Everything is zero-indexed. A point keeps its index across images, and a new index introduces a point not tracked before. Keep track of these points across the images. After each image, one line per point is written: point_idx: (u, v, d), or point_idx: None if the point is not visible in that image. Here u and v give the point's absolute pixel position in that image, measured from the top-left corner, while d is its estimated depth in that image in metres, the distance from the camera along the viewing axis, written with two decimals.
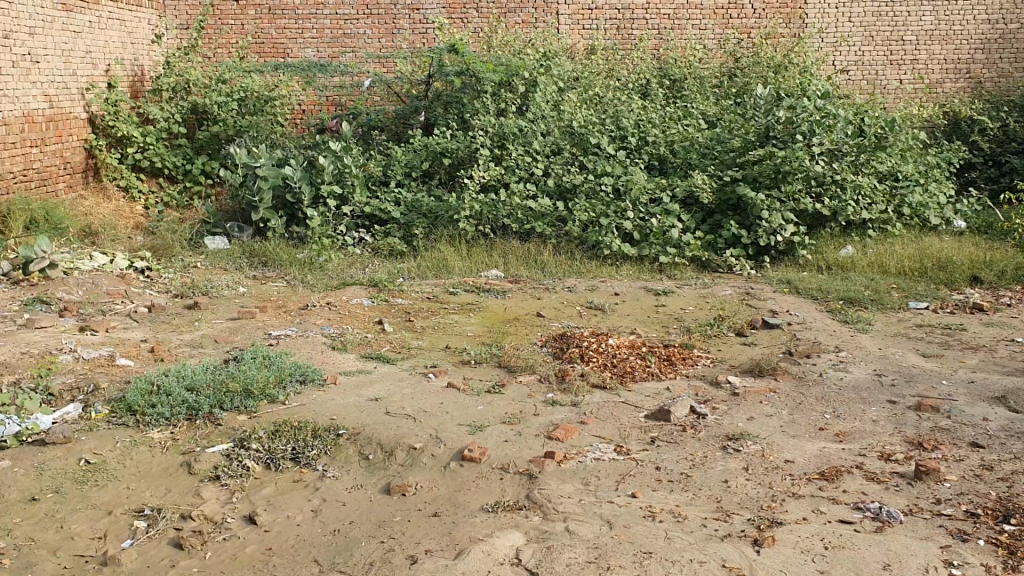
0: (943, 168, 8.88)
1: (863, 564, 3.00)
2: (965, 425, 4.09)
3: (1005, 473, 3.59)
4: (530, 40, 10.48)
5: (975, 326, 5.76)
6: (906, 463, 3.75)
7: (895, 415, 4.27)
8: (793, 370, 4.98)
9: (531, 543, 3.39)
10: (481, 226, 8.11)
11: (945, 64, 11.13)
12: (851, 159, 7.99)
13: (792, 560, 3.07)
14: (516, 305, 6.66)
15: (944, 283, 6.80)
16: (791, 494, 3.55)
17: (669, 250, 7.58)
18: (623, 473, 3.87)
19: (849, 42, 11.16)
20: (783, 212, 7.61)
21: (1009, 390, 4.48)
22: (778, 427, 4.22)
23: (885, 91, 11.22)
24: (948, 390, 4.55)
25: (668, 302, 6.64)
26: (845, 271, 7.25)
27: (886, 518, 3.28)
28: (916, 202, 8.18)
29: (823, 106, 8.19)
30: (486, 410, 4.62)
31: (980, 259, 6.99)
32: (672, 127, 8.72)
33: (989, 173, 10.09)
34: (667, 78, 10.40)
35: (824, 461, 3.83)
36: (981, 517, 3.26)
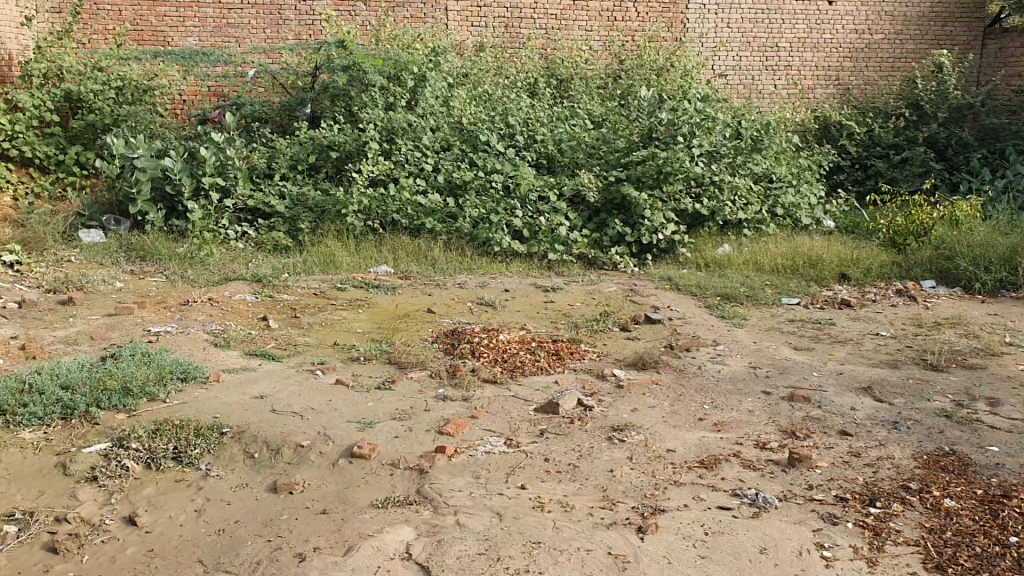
0: (813, 170, 9.30)
1: (741, 548, 3.13)
2: (834, 414, 4.30)
3: (871, 459, 3.77)
4: (419, 35, 10.45)
5: (842, 321, 6.06)
6: (780, 451, 3.93)
7: (769, 406, 4.46)
8: (675, 363, 5.14)
9: (421, 538, 3.40)
10: (369, 222, 8.04)
11: (816, 71, 11.67)
12: (729, 161, 8.31)
13: (674, 547, 3.18)
14: (405, 301, 6.65)
15: (814, 280, 7.11)
16: (673, 482, 3.68)
17: (557, 247, 7.68)
18: (513, 466, 3.93)
19: (726, 48, 11.55)
20: (665, 211, 7.84)
21: (874, 381, 4.73)
22: (660, 419, 4.35)
23: (761, 95, 11.66)
24: (818, 381, 4.78)
25: (556, 298, 6.74)
26: (722, 269, 7.51)
27: (762, 504, 3.43)
28: (789, 203, 8.54)
29: (703, 109, 8.47)
30: (375, 406, 4.61)
31: (848, 257, 7.34)
32: (559, 126, 8.86)
33: (855, 175, 10.60)
34: (554, 78, 10.52)
35: (703, 450, 3.97)
36: (850, 501, 3.41)
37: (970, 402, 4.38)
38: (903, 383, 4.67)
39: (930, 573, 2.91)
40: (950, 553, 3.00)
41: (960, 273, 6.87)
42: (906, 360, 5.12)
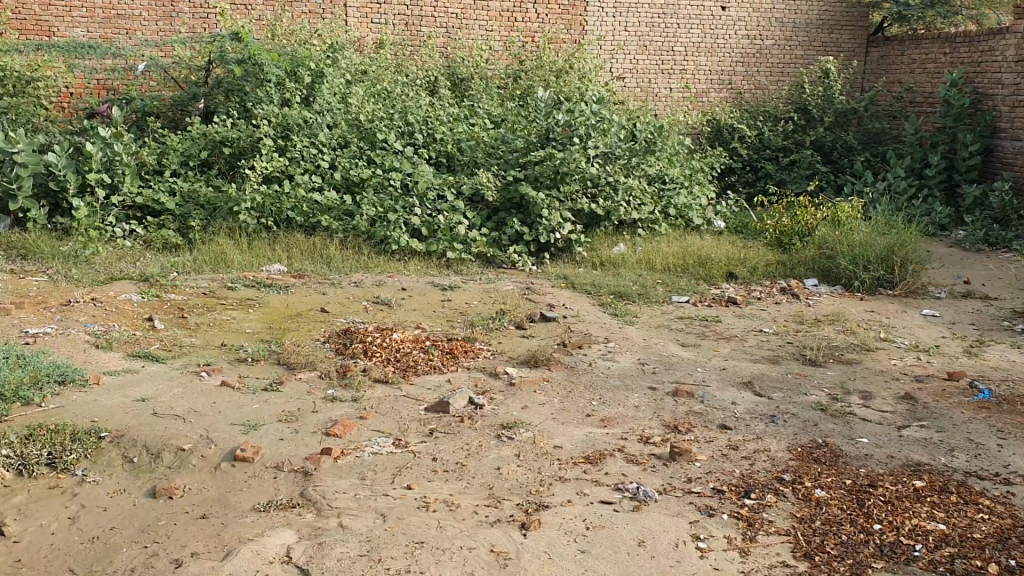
0: (706, 172, 9.52)
1: (620, 541, 3.17)
2: (716, 408, 4.40)
3: (748, 452, 3.87)
4: (316, 31, 10.27)
5: (728, 318, 6.22)
6: (662, 445, 4.00)
7: (655, 401, 4.54)
8: (566, 361, 5.18)
9: (302, 540, 3.34)
10: (263, 219, 7.86)
11: (709, 75, 11.98)
12: (623, 163, 8.45)
13: (555, 542, 3.19)
14: (298, 300, 6.53)
15: (704, 279, 7.27)
16: (558, 479, 3.70)
17: (456, 245, 7.66)
18: (400, 466, 3.86)
19: (624, 50, 11.67)
20: (562, 211, 7.90)
21: (755, 376, 4.87)
22: (549, 416, 4.37)
23: (657, 98, 11.87)
24: (703, 377, 4.89)
25: (453, 297, 6.73)
26: (616, 267, 7.61)
27: (643, 498, 3.49)
28: (681, 203, 8.73)
29: (599, 110, 8.60)
30: (261, 408, 4.51)
31: (736, 257, 7.54)
32: (459, 125, 8.83)
33: (746, 177, 10.89)
34: (453, 77, 10.48)
35: (589, 446, 4.01)
36: (726, 493, 3.49)
37: (844, 395, 4.54)
38: (783, 378, 4.81)
39: (798, 561, 3.00)
40: (818, 542, 3.09)
41: (840, 271, 7.13)
42: (787, 355, 5.28)
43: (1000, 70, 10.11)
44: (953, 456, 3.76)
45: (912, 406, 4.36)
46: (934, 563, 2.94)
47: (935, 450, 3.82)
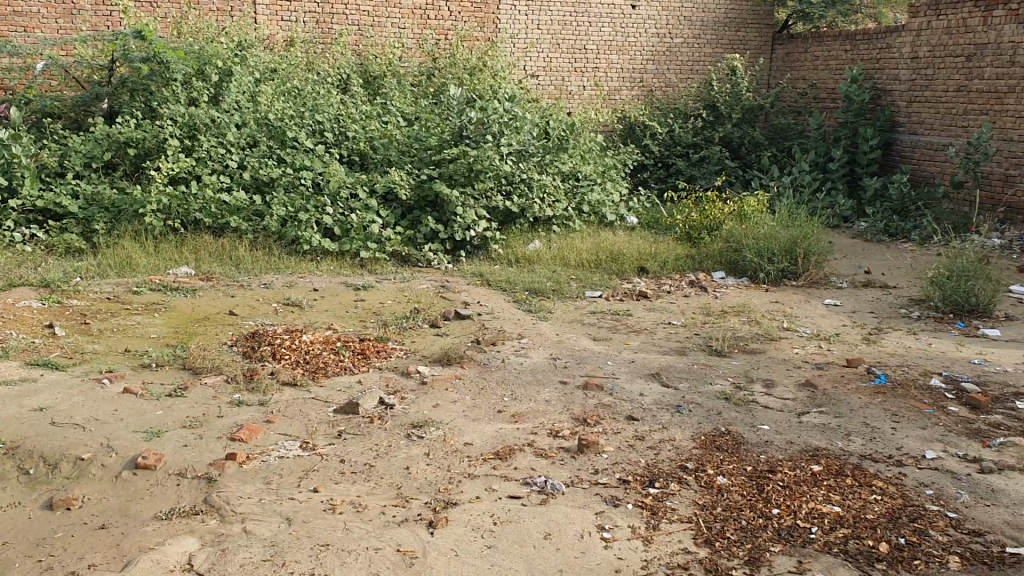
0: (619, 169, 9.63)
1: (526, 535, 3.18)
2: (624, 400, 4.46)
3: (654, 442, 3.93)
4: (224, 29, 10.06)
5: (639, 312, 6.30)
6: (571, 438, 4.02)
7: (565, 395, 4.57)
8: (479, 358, 5.17)
9: (205, 548, 3.25)
10: (170, 221, 7.67)
11: (621, 73, 12.13)
12: (536, 160, 8.50)
13: (462, 539, 3.17)
14: (206, 304, 6.40)
15: (616, 274, 7.35)
16: (467, 475, 3.67)
17: (369, 244, 7.58)
18: (307, 469, 3.79)
19: (537, 48, 11.71)
20: (477, 208, 7.89)
21: (663, 367, 4.94)
22: (460, 413, 4.36)
23: (570, 96, 11.97)
24: (613, 369, 4.94)
25: (366, 297, 6.67)
26: (532, 264, 7.64)
27: (550, 491, 3.50)
28: (594, 200, 8.81)
29: (511, 108, 8.70)
30: (165, 415, 4.40)
31: (647, 252, 7.64)
32: (371, 123, 8.75)
33: (658, 173, 11.06)
34: (366, 75, 10.37)
35: (499, 441, 4.01)
36: (631, 483, 3.54)
37: (748, 384, 4.65)
38: (690, 369, 4.89)
39: (699, 547, 3.05)
40: (719, 528, 3.16)
41: (746, 264, 7.29)
42: (694, 347, 5.37)
43: (898, 67, 10.52)
44: (849, 440, 3.87)
45: (813, 393, 4.48)
46: (828, 544, 3.03)
47: (832, 434, 3.93)
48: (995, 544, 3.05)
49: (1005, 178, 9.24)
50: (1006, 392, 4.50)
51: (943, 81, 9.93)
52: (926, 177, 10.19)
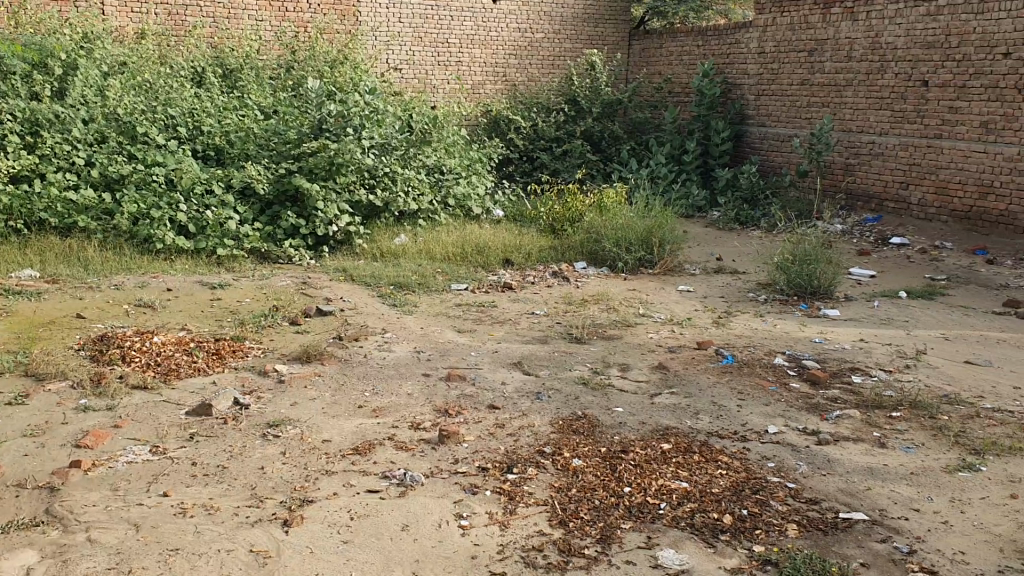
0: (484, 163, 9.69)
1: (384, 528, 3.16)
2: (485, 390, 4.50)
3: (513, 429, 3.98)
4: (67, 19, 9.59)
5: (503, 303, 6.36)
6: (431, 430, 4.03)
7: (427, 387, 4.57)
8: (340, 354, 5.11)
9: (45, 560, 3.05)
10: (11, 222, 7.25)
11: (484, 67, 12.20)
12: (399, 153, 8.45)
13: (318, 536, 3.12)
14: (51, 307, 6.08)
15: (482, 266, 7.39)
16: (325, 472, 3.62)
17: (226, 242, 7.38)
18: (157, 474, 3.66)
19: (399, 41, 11.63)
20: (338, 203, 7.79)
21: (524, 356, 5.01)
22: (318, 410, 4.30)
23: (433, 89, 11.94)
24: (475, 360, 4.97)
25: (223, 295, 6.49)
26: (396, 258, 7.61)
27: (408, 483, 3.49)
28: (459, 193, 8.84)
29: (372, 101, 8.62)
30: (3, 424, 4.16)
31: (512, 244, 7.72)
32: (228, 116, 8.50)
33: (523, 167, 11.21)
34: (223, 68, 10.06)
35: (358, 437, 3.97)
36: (490, 470, 3.57)
37: (605, 369, 4.76)
38: (550, 357, 4.97)
39: (554, 529, 3.11)
40: (573, 509, 3.23)
41: (606, 253, 7.47)
42: (555, 335, 5.46)
43: (746, 62, 10.98)
44: (697, 419, 4.03)
45: (666, 375, 4.63)
46: (676, 519, 3.15)
47: (682, 414, 4.08)
48: (830, 510, 3.23)
49: (845, 167, 9.77)
50: (842, 368, 4.78)
51: (788, 75, 10.42)
52: (775, 167, 10.68)
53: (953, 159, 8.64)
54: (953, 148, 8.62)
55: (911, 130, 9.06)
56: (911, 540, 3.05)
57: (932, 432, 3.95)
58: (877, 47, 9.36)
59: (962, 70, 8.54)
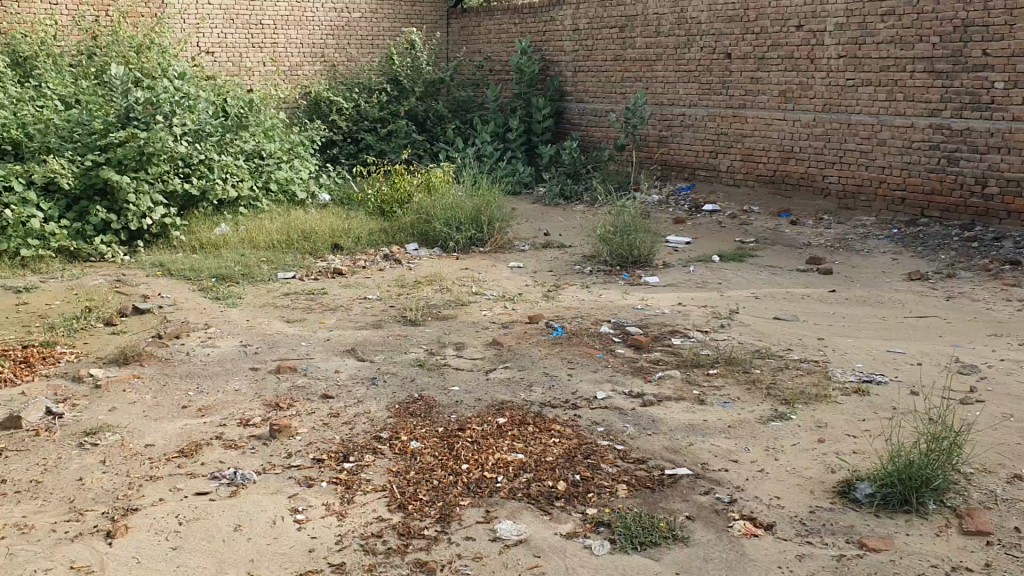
0: (306, 146, 9.48)
1: (215, 530, 3.06)
2: (318, 379, 4.42)
3: (348, 417, 3.93)
4: None
5: (334, 289, 6.26)
6: (262, 425, 3.92)
7: (256, 381, 4.45)
8: (161, 353, 4.89)
9: None
10: None
11: (301, 48, 11.88)
12: (214, 140, 8.13)
13: (145, 544, 2.99)
14: None
15: (309, 252, 7.24)
16: (149, 478, 3.47)
17: (30, 242, 6.89)
18: None
19: (209, 24, 11.13)
20: (152, 194, 7.42)
21: (357, 342, 4.96)
22: (140, 413, 4.11)
23: (249, 72, 11.54)
24: (306, 350, 4.88)
25: (30, 299, 6.07)
26: (218, 249, 7.34)
27: (240, 481, 3.39)
28: (281, 178, 8.62)
29: (182, 87, 8.24)
30: None
31: (339, 228, 7.60)
32: (24, 108, 7.90)
33: (348, 149, 11.06)
34: (14, 55, 9.34)
35: (184, 438, 3.82)
36: (325, 461, 3.52)
37: (440, 349, 4.78)
38: (384, 341, 4.95)
39: (392, 513, 3.11)
40: (411, 491, 3.23)
41: (436, 233, 7.48)
42: (388, 319, 5.43)
43: (562, 39, 11.22)
44: (531, 391, 4.11)
45: (499, 350, 4.70)
46: (513, 491, 3.21)
47: (515, 387, 4.15)
48: (657, 468, 3.38)
49: (659, 139, 10.16)
50: (663, 331, 4.99)
51: (602, 51, 10.72)
52: (594, 142, 10.98)
53: (756, 127, 9.13)
54: (757, 117, 9.11)
55: (718, 101, 9.50)
56: (732, 490, 3.23)
57: (747, 386, 4.20)
58: (683, 22, 9.75)
59: (760, 43, 9.02)
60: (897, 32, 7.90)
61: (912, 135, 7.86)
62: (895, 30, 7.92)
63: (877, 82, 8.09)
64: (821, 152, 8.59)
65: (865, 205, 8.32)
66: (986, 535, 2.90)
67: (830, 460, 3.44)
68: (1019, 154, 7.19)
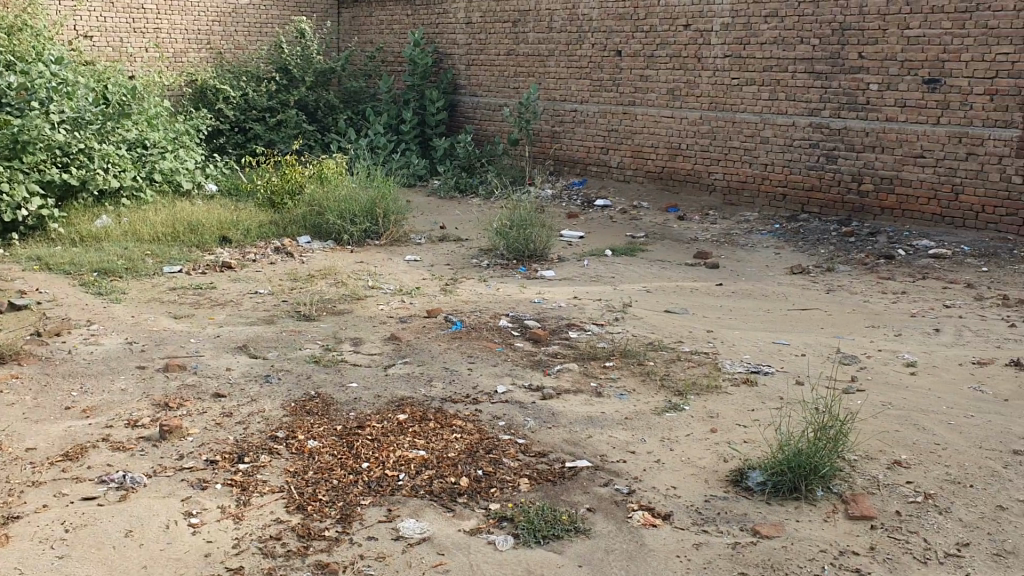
0: (191, 136, 9.18)
1: (104, 537, 2.94)
2: (209, 377, 4.29)
3: (242, 417, 3.83)
4: None
5: (224, 283, 6.09)
6: (152, 425, 3.78)
7: (143, 380, 4.29)
8: (40, 352, 4.65)
9: None
10: None
11: (186, 34, 11.49)
12: (95, 128, 7.77)
13: (28, 554, 2.84)
14: None
15: (196, 246, 7.01)
16: (31, 484, 3.30)
17: None
18: None
19: (86, 6, 10.63)
20: (27, 184, 7.05)
21: (249, 338, 4.83)
22: (19, 416, 3.90)
23: (130, 58, 11.09)
24: (196, 347, 4.73)
25: None
26: (99, 242, 7.03)
27: (129, 485, 3.26)
28: (166, 168, 8.32)
29: (59, 72, 7.83)
30: None
31: (228, 221, 7.38)
32: None
33: (235, 139, 10.84)
34: None
35: (68, 441, 3.65)
36: (219, 462, 3.42)
37: (336, 345, 4.70)
38: (276, 337, 4.84)
39: (291, 514, 3.04)
40: (310, 492, 3.17)
41: (329, 226, 7.35)
42: (281, 314, 5.31)
43: (455, 32, 11.18)
44: (430, 386, 4.09)
45: (396, 346, 4.66)
46: (414, 489, 3.19)
47: (415, 383, 4.13)
48: (557, 461, 3.41)
49: (552, 134, 10.26)
50: (560, 324, 5.04)
51: (495, 45, 10.74)
52: (488, 136, 11.01)
53: (646, 124, 9.31)
54: (646, 114, 9.29)
55: (608, 98, 9.64)
56: (630, 481, 3.29)
57: (641, 378, 4.28)
58: (574, 18, 9.85)
59: (650, 41, 9.19)
60: (780, 34, 8.17)
61: (793, 133, 8.15)
62: (778, 32, 8.19)
63: (760, 81, 8.36)
64: (708, 149, 8.82)
65: (748, 200, 8.59)
66: (870, 519, 3.05)
67: (723, 449, 3.54)
68: (892, 153, 7.54)
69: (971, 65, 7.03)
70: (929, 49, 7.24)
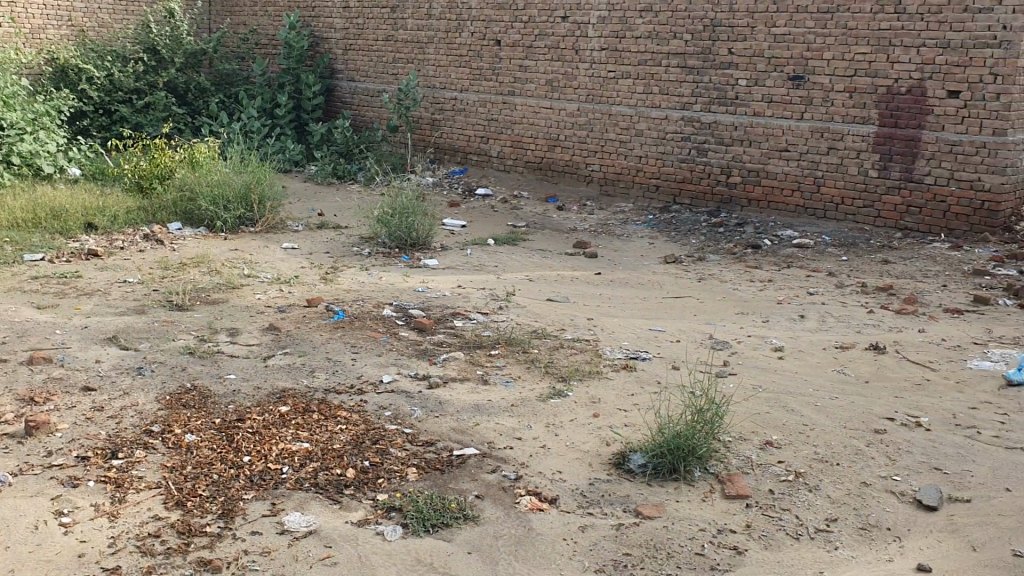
0: (52, 117, 8.72)
1: None
2: (77, 370, 4.10)
3: (114, 411, 3.68)
4: None
5: (90, 272, 5.82)
6: (16, 422, 3.59)
7: (5, 374, 4.06)
8: None
9: None
10: None
11: (44, 9, 10.88)
12: None
13: None
14: None
15: (59, 232, 6.67)
16: None
17: None
18: None
19: None
20: None
21: (120, 329, 4.63)
22: None
23: None
24: (62, 339, 4.51)
25: None
26: None
27: None
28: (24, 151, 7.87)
29: None
30: None
31: (93, 206, 7.05)
32: None
33: (100, 122, 10.36)
34: None
35: None
36: (91, 458, 3.28)
37: (212, 335, 4.57)
38: (149, 328, 4.66)
39: (170, 511, 2.95)
40: (190, 487, 3.08)
41: (202, 213, 7.12)
42: (153, 303, 5.12)
43: (332, 16, 10.98)
44: (313, 377, 4.03)
45: (276, 336, 4.56)
46: (299, 481, 3.13)
47: (296, 374, 4.05)
48: (444, 449, 3.42)
49: (432, 122, 10.22)
50: (444, 313, 5.03)
51: (373, 31, 10.62)
52: (366, 122, 10.88)
53: (525, 114, 9.38)
54: (525, 104, 9.36)
55: (487, 87, 9.67)
56: (517, 467, 3.33)
57: (524, 365, 4.33)
58: (453, 7, 9.83)
59: (528, 31, 9.26)
60: (655, 28, 8.37)
61: (666, 126, 8.37)
62: (653, 26, 8.38)
63: (636, 74, 8.55)
64: (585, 140, 8.96)
65: (624, 191, 8.77)
66: (744, 498, 3.18)
67: (605, 433, 3.62)
68: (759, 147, 7.84)
69: (832, 63, 7.37)
70: (793, 47, 7.56)
